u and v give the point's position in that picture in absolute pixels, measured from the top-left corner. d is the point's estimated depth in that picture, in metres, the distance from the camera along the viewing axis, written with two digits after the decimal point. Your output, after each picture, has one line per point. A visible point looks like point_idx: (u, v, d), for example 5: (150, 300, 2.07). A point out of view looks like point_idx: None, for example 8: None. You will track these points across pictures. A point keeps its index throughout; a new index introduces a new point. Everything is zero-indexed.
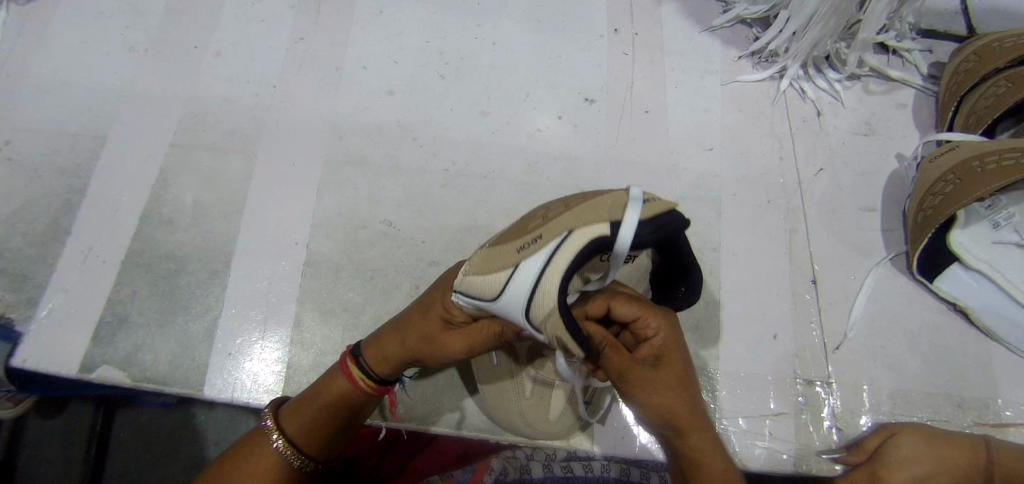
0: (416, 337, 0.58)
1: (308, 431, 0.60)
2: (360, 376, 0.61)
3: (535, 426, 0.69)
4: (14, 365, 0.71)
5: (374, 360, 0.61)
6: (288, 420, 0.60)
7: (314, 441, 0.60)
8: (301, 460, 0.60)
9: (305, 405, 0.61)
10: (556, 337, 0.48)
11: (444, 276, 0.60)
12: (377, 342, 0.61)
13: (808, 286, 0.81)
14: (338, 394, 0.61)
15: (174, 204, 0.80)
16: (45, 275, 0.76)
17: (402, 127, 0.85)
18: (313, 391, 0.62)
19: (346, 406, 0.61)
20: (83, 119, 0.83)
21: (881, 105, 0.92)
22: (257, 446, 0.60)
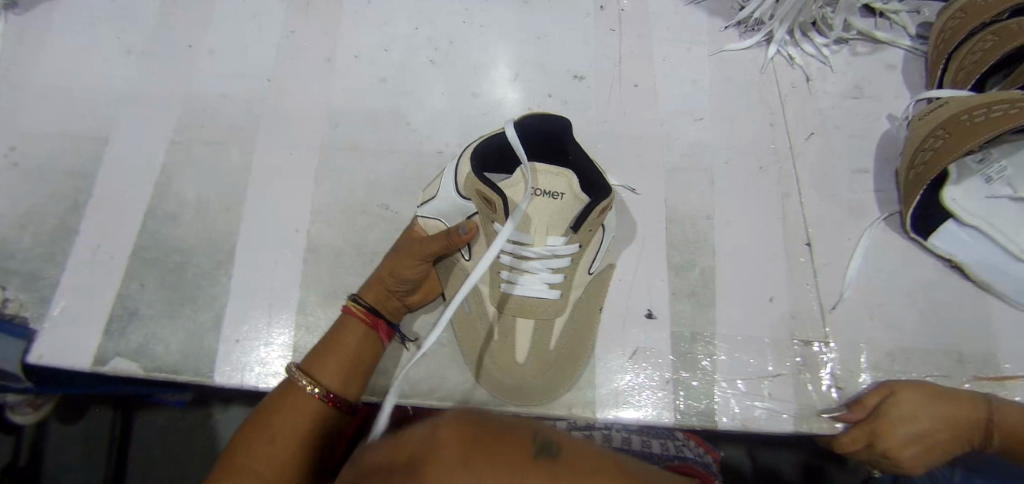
0: (388, 260, 0.68)
1: (328, 367, 0.62)
2: (353, 307, 0.66)
3: (504, 367, 0.70)
4: (31, 361, 0.73)
5: (366, 293, 0.68)
6: (310, 365, 0.63)
7: (335, 374, 0.62)
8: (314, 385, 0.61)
9: (318, 346, 0.64)
10: (476, 192, 0.66)
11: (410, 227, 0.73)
12: (365, 283, 0.70)
13: (803, 248, 0.81)
14: (335, 324, 0.66)
15: (177, 199, 0.82)
16: (56, 273, 0.78)
17: (396, 114, 0.86)
18: (324, 337, 0.66)
19: (343, 333, 0.65)
20: (84, 121, 0.85)
21: (870, 67, 0.92)
22: (291, 396, 0.61)
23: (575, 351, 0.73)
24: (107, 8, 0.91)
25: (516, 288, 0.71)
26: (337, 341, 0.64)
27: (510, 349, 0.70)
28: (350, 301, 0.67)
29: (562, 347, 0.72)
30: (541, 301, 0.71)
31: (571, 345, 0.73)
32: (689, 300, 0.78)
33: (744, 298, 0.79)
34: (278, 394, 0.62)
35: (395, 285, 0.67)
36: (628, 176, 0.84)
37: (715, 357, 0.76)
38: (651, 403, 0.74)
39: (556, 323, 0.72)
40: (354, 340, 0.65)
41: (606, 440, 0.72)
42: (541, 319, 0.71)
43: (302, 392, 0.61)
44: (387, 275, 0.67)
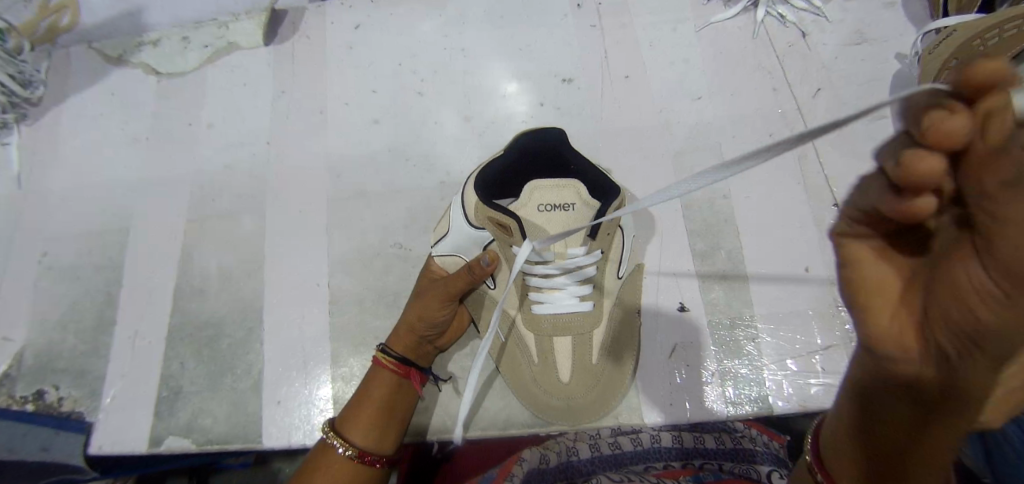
0: (414, 303, 0.68)
1: (360, 424, 0.61)
2: (384, 357, 0.66)
3: (551, 391, 0.68)
4: (92, 453, 0.76)
5: (394, 341, 0.67)
6: (343, 422, 0.62)
7: (369, 431, 0.61)
8: (345, 445, 0.60)
9: (350, 401, 0.64)
10: (487, 218, 0.65)
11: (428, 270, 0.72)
12: (393, 331, 0.69)
13: (831, 210, 0.78)
14: (366, 379, 0.66)
15: (201, 273, 0.84)
16: (102, 365, 0.81)
17: (394, 152, 0.87)
18: (356, 393, 0.65)
19: (374, 387, 0.64)
20: (105, 215, 0.88)
21: (868, 10, 0.88)
22: (324, 457, 0.60)
23: (623, 360, 0.71)
24: (108, 104, 0.94)
25: (544, 307, 0.68)
26: (370, 394, 0.63)
27: (553, 370, 0.68)
28: (380, 351, 0.66)
29: (607, 360, 0.70)
30: (576, 316, 0.68)
31: (617, 355, 0.70)
32: (720, 285, 0.76)
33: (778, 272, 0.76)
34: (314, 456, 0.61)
35: (420, 329, 0.67)
36: (635, 170, 0.82)
37: (758, 339, 0.73)
38: (701, 398, 0.71)
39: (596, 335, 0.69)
40: (386, 392, 0.64)
41: (653, 439, 0.73)
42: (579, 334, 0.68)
43: (335, 452, 0.60)
44: (415, 320, 0.67)
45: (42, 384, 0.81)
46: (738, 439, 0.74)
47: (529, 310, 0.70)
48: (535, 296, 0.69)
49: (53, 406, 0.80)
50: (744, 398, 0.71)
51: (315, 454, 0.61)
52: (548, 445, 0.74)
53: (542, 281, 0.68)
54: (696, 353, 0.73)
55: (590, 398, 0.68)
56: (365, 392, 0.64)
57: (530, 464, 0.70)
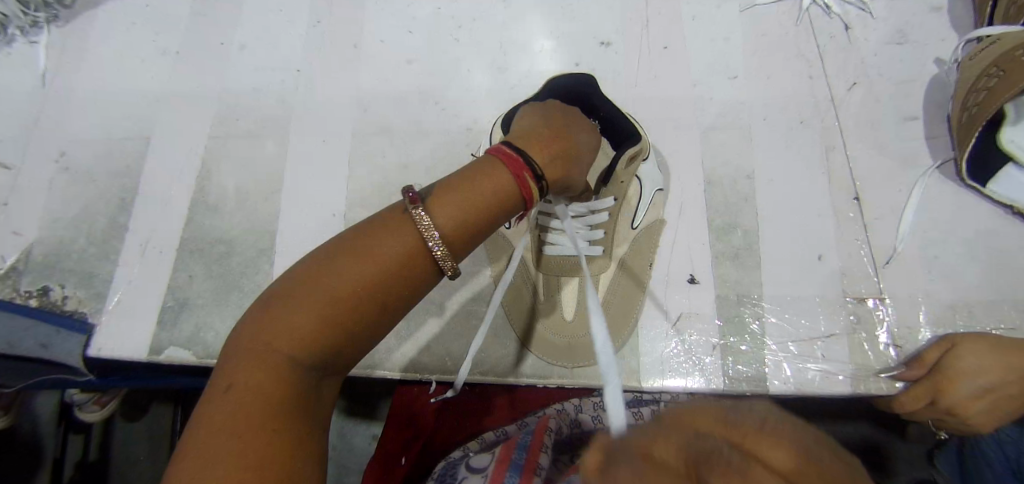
0: (559, 159, 0.47)
1: (459, 237, 0.43)
2: (530, 184, 0.45)
3: (555, 341, 0.72)
4: (92, 354, 0.77)
5: (550, 169, 0.46)
6: (446, 216, 0.43)
7: (462, 251, 0.44)
8: (449, 257, 0.43)
9: (472, 194, 0.44)
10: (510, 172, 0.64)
11: (590, 124, 0.53)
12: (534, 147, 0.46)
13: (851, 203, 0.78)
14: (500, 195, 0.44)
15: (218, 191, 0.84)
16: (111, 270, 0.81)
17: (423, 94, 0.86)
18: (464, 179, 0.45)
19: (499, 218, 0.45)
20: (127, 123, 0.88)
21: (914, 10, 0.87)
22: (396, 238, 0.42)
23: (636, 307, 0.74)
24: (141, 13, 0.93)
25: (554, 249, 0.71)
26: (491, 207, 0.44)
27: (558, 307, 0.73)
28: (531, 174, 0.44)
29: (619, 303, 0.74)
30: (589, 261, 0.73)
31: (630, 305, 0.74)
32: (732, 262, 0.76)
33: (791, 257, 0.76)
34: (375, 231, 0.42)
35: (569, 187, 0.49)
36: (662, 140, 0.82)
37: (763, 320, 0.74)
38: (700, 369, 0.72)
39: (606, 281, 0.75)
40: (501, 215, 0.45)
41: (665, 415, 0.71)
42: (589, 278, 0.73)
43: (418, 235, 0.42)
44: (573, 176, 0.49)
45: (48, 281, 0.81)
46: None
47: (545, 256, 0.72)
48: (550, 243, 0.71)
49: (57, 303, 0.80)
50: (743, 375, 0.72)
51: (378, 228, 0.43)
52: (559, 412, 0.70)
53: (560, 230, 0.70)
54: (700, 326, 0.74)
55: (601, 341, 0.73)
56: (485, 200, 0.44)
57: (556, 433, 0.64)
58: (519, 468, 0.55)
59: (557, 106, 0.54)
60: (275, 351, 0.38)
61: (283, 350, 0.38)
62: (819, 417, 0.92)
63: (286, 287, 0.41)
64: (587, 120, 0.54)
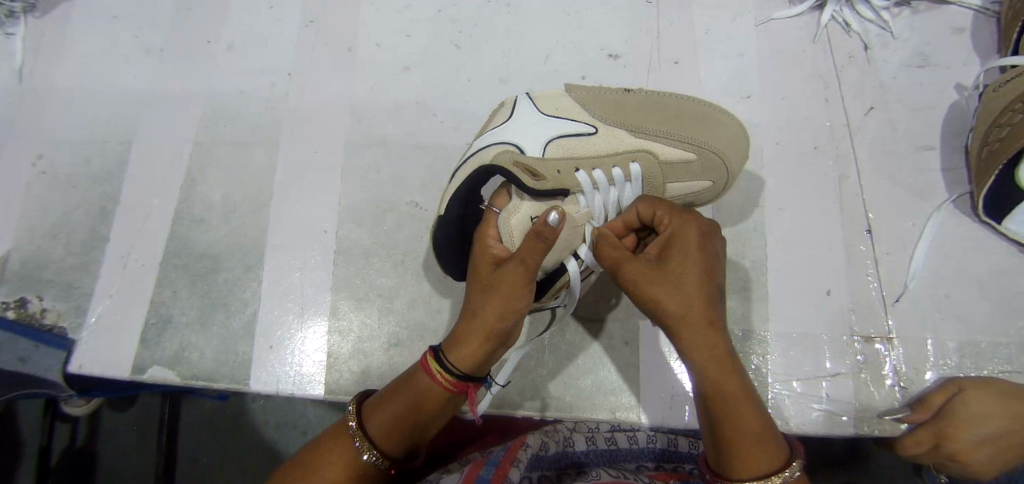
0: (472, 316, 0.55)
1: (391, 433, 0.53)
2: (440, 371, 0.54)
3: (557, 371, 0.72)
4: (72, 371, 0.74)
5: (457, 355, 0.54)
6: (372, 418, 0.54)
7: (399, 442, 0.53)
8: (376, 456, 0.52)
9: (393, 395, 0.55)
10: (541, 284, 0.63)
11: (487, 239, 0.60)
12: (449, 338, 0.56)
13: (863, 236, 0.75)
14: (420, 390, 0.54)
15: (204, 202, 0.80)
16: (91, 282, 0.78)
17: (420, 104, 0.82)
18: (395, 385, 0.57)
19: (429, 406, 0.54)
20: (108, 126, 0.83)
21: (936, 30, 0.83)
22: (335, 448, 0.53)
23: (663, 118, 0.67)
24: (122, 5, 0.88)
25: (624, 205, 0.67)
26: (413, 401, 0.54)
27: (689, 167, 0.66)
28: (432, 353, 0.55)
29: (649, 124, 0.66)
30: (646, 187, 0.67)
31: (676, 106, 0.67)
32: (738, 295, 0.74)
33: (798, 291, 0.74)
34: (328, 434, 0.55)
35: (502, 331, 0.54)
36: None
37: (766, 357, 0.72)
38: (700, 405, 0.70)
39: (675, 184, 0.68)
40: (427, 404, 0.54)
41: (649, 440, 0.71)
42: (665, 188, 0.68)
43: (351, 445, 0.53)
44: (503, 321, 0.54)
45: (25, 292, 0.78)
46: None
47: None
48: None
49: (36, 316, 0.77)
50: None
51: (327, 433, 0.55)
52: (546, 433, 0.70)
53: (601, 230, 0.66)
54: None
55: (670, 152, 0.66)
56: (402, 398, 0.54)
57: (535, 450, 0.64)
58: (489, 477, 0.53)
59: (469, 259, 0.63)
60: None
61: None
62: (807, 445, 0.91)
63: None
64: (482, 236, 0.61)
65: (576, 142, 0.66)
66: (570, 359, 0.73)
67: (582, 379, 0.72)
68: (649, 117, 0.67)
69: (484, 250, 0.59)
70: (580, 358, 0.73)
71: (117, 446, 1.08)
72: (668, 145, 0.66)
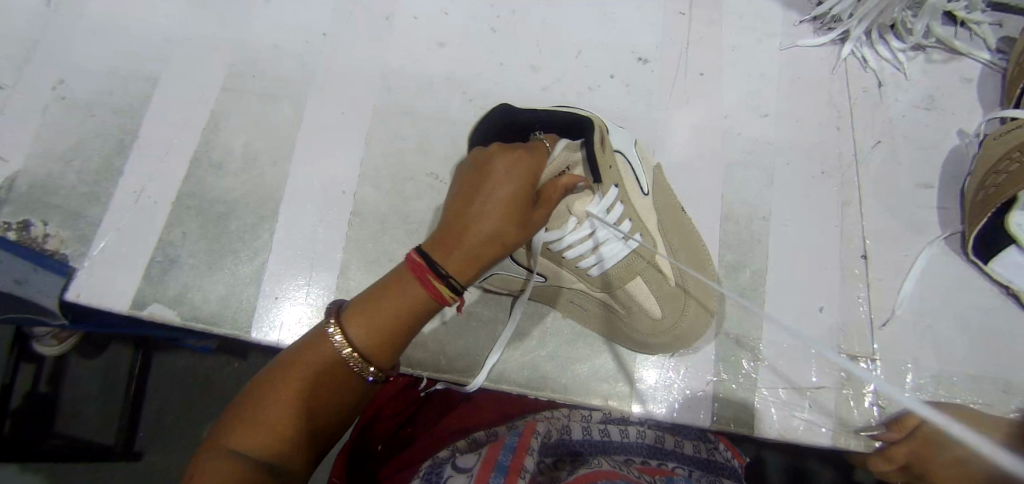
0: (472, 252, 0.47)
1: (379, 346, 0.49)
2: (448, 294, 0.48)
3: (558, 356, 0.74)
4: (70, 299, 0.73)
5: (461, 276, 0.48)
6: (356, 328, 0.48)
7: (387, 351, 0.49)
8: (368, 368, 0.49)
9: (378, 306, 0.48)
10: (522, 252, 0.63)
11: (506, 164, 0.48)
12: (448, 247, 0.47)
13: (858, 260, 0.79)
14: (413, 303, 0.48)
15: (224, 148, 0.80)
16: (99, 213, 0.77)
17: (451, 81, 0.83)
18: (376, 291, 0.50)
19: (422, 316, 0.49)
20: (135, 60, 0.83)
21: (945, 78, 0.88)
22: (311, 352, 0.49)
23: (684, 236, 0.72)
24: None
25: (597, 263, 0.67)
26: (400, 313, 0.48)
27: (658, 283, 0.70)
28: (434, 277, 0.47)
29: (669, 225, 0.71)
30: (627, 271, 0.68)
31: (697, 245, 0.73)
32: (737, 302, 0.77)
33: (793, 304, 0.77)
34: (307, 337, 0.51)
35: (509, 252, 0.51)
36: (685, 168, 0.81)
37: (757, 363, 0.75)
38: (688, 403, 0.73)
39: (642, 289, 0.70)
40: (421, 313, 0.49)
41: (639, 435, 0.69)
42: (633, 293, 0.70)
43: (332, 347, 0.49)
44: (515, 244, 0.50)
45: (29, 215, 0.77)
46: (711, 450, 0.71)
47: (584, 277, 0.69)
48: (581, 263, 0.67)
49: (38, 241, 0.76)
50: (730, 416, 0.73)
51: (307, 335, 0.51)
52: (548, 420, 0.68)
53: (583, 248, 0.65)
54: (697, 360, 0.74)
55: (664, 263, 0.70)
56: (391, 307, 0.48)
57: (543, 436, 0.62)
58: (505, 468, 0.51)
59: (464, 169, 0.50)
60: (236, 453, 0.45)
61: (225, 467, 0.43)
62: (768, 454, 0.94)
63: (243, 395, 0.49)
64: (486, 154, 0.49)
65: (634, 188, 0.67)
66: (571, 343, 0.75)
67: (579, 365, 0.74)
68: (673, 236, 0.72)
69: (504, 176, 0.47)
70: (579, 343, 0.75)
71: (84, 390, 1.06)
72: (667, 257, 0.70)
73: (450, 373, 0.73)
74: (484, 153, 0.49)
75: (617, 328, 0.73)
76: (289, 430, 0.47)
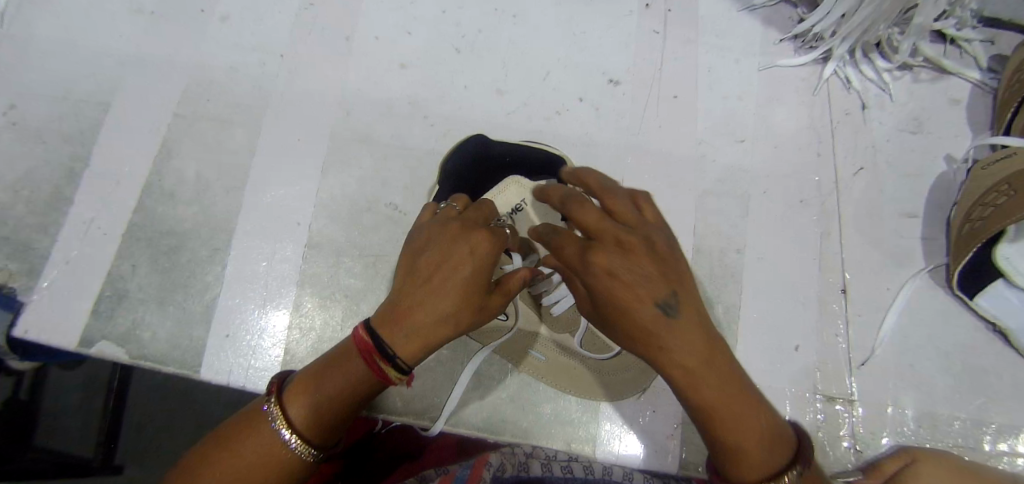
0: (428, 325, 0.44)
1: (317, 421, 0.46)
2: (394, 374, 0.45)
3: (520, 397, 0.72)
4: (15, 336, 0.71)
5: (407, 356, 0.45)
6: (298, 408, 0.46)
7: (327, 427, 0.46)
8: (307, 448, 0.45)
9: (322, 383, 0.46)
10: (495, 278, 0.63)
11: (468, 247, 0.45)
12: (396, 322, 0.45)
13: (837, 294, 0.76)
14: (356, 377, 0.46)
15: (176, 177, 0.77)
16: (48, 245, 0.75)
17: (412, 105, 0.80)
18: (321, 366, 0.48)
19: (366, 391, 0.47)
20: (86, 85, 0.80)
21: (932, 99, 0.84)
22: (245, 436, 0.45)
23: None
24: None
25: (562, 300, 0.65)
26: (345, 389, 0.46)
27: None
28: (383, 358, 0.44)
29: None
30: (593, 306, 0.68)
31: None
32: None
33: (767, 342, 0.73)
34: (245, 414, 0.48)
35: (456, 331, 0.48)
36: (656, 197, 0.77)
37: None
38: (653, 447, 0.70)
39: (606, 324, 0.69)
40: (367, 390, 0.47)
41: (605, 471, 0.65)
42: (599, 332, 0.69)
43: (269, 429, 0.45)
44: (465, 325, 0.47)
45: None
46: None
47: (549, 316, 0.68)
48: (549, 298, 0.66)
49: None
50: (697, 461, 0.70)
51: (246, 411, 0.48)
52: (505, 452, 0.62)
53: (550, 280, 0.65)
54: (664, 402, 0.72)
55: None
56: (335, 382, 0.46)
57: (497, 469, 0.57)
58: None
59: (421, 237, 0.49)
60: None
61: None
62: None
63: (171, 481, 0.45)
64: (448, 230, 0.47)
65: None
66: (532, 384, 0.72)
67: (541, 406, 0.71)
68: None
69: (463, 253, 0.45)
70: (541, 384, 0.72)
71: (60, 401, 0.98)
72: None
73: (406, 416, 0.70)
74: (447, 230, 0.47)
75: (585, 377, 0.71)
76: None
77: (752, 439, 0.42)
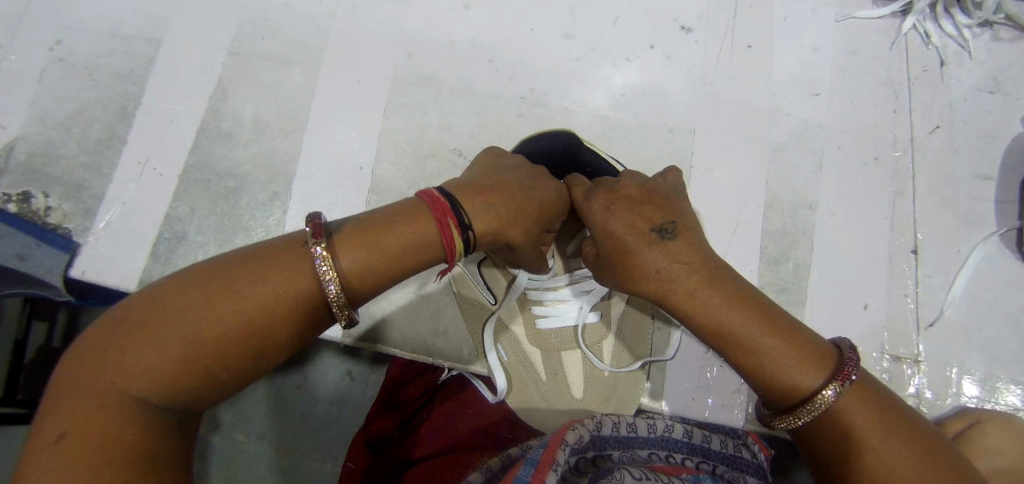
0: (507, 213, 0.49)
1: (362, 276, 0.43)
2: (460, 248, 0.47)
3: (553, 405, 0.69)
4: (73, 276, 0.69)
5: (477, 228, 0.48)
6: (350, 255, 0.42)
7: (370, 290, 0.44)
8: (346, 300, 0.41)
9: (384, 236, 0.44)
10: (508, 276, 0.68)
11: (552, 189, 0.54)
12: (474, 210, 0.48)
13: (908, 255, 0.74)
14: (422, 244, 0.45)
15: (233, 118, 0.74)
16: (102, 185, 0.72)
17: (476, 48, 0.76)
18: (379, 222, 0.45)
19: (420, 264, 0.46)
20: (134, 19, 0.76)
21: (1014, 57, 0.80)
22: (262, 278, 0.40)
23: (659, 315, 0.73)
24: None
25: (550, 320, 0.69)
26: (407, 248, 0.45)
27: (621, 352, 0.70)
28: (458, 225, 0.46)
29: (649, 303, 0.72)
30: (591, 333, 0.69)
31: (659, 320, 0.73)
32: (778, 297, 0.72)
33: (836, 301, 0.72)
34: (270, 252, 0.42)
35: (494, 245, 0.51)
36: (727, 151, 0.75)
37: None
38: (719, 399, 0.71)
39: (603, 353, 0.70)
40: (426, 257, 0.46)
41: (666, 429, 0.64)
42: (564, 366, 0.70)
43: (313, 271, 0.41)
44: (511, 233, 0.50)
45: (30, 186, 0.72)
46: (739, 445, 0.66)
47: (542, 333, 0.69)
48: (541, 311, 0.69)
49: (39, 214, 0.71)
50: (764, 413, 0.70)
51: (272, 248, 0.42)
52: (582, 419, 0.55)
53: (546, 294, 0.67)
54: None
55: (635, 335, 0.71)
56: (399, 241, 0.44)
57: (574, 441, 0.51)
58: (534, 461, 0.43)
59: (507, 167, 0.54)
60: (124, 399, 0.34)
61: (118, 417, 0.34)
62: None
63: (145, 325, 0.36)
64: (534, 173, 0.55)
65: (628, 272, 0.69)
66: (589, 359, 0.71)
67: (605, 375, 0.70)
68: (631, 333, 0.71)
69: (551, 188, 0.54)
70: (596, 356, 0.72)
71: None
72: (636, 328, 0.71)
73: (475, 363, 0.71)
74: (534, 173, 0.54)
75: (530, 396, 0.69)
76: (210, 368, 0.37)
77: (799, 364, 0.42)
